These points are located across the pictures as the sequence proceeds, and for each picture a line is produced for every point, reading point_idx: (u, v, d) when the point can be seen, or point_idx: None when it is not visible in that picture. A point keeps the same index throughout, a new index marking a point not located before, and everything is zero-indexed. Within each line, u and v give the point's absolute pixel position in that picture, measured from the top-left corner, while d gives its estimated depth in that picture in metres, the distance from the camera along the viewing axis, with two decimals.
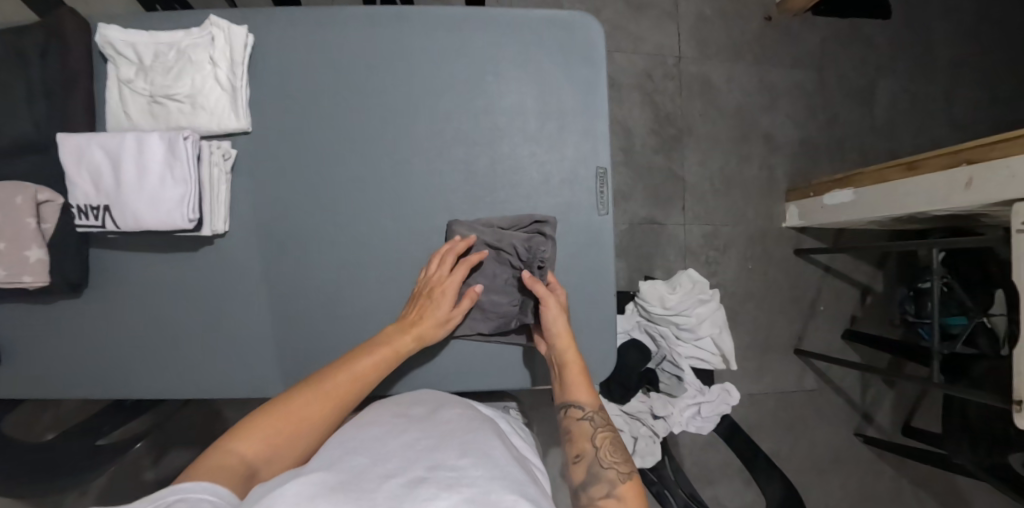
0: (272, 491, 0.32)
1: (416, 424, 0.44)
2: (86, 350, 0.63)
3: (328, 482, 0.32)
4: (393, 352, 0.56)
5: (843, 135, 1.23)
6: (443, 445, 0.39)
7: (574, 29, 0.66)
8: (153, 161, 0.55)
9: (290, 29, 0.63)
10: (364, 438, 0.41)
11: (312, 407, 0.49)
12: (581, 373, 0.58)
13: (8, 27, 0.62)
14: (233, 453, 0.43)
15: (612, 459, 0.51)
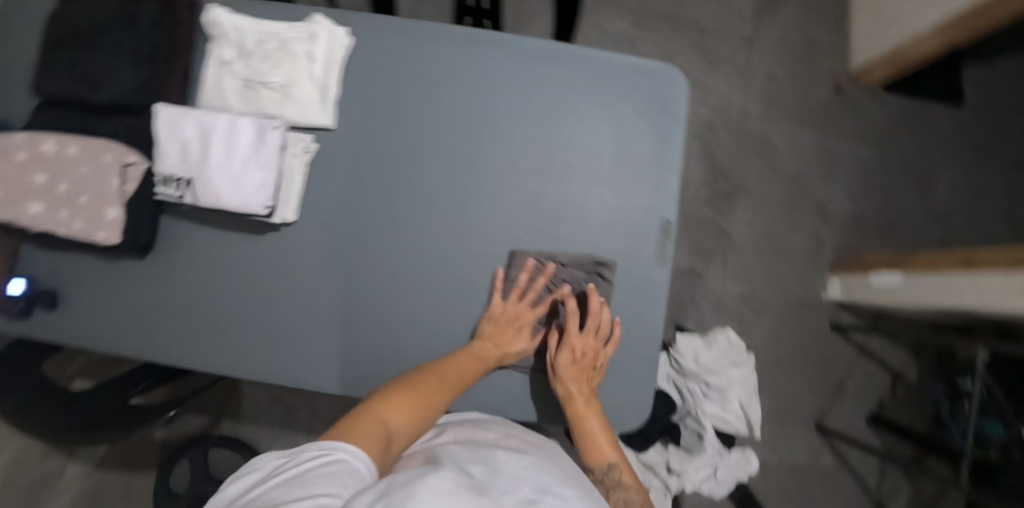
0: (417, 475, 0.35)
1: (511, 442, 0.49)
2: (139, 311, 0.66)
3: (460, 482, 0.35)
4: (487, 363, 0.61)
5: (899, 216, 1.20)
6: (543, 473, 0.42)
7: (660, 80, 0.67)
8: (241, 144, 0.57)
9: (388, 37, 0.65)
10: (471, 449, 0.44)
11: (432, 396, 0.54)
12: (595, 436, 0.60)
13: None
14: (380, 421, 0.47)
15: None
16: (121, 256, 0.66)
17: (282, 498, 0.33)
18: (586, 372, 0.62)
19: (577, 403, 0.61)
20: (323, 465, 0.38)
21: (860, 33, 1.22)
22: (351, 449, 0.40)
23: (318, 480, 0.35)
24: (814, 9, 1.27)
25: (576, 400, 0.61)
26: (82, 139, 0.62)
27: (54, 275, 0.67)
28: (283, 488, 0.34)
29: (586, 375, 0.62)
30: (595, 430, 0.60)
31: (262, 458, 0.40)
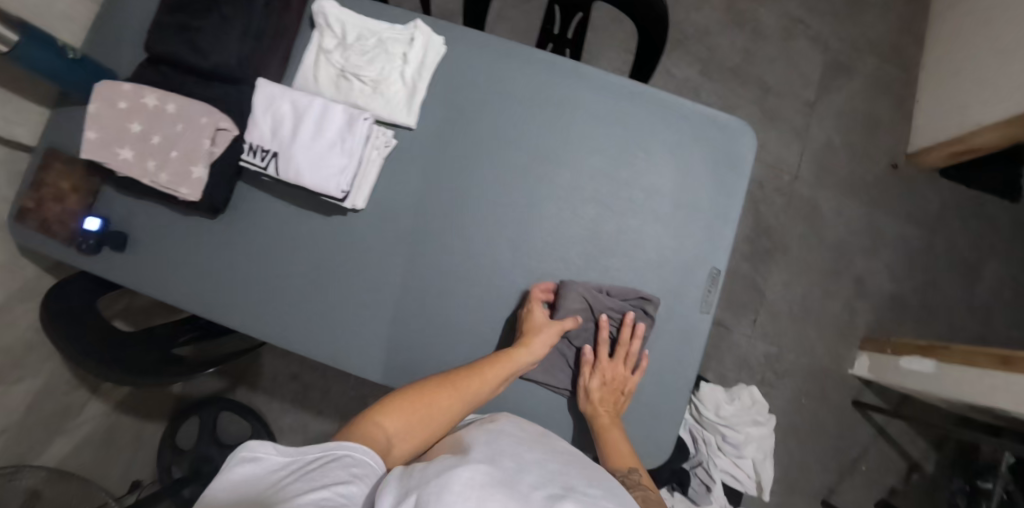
0: (451, 470, 0.38)
1: (540, 438, 0.50)
2: (202, 268, 0.69)
3: (492, 476, 0.38)
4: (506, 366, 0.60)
5: (938, 303, 1.18)
6: (576, 474, 0.43)
7: (730, 133, 0.70)
8: (330, 129, 0.60)
9: (478, 51, 0.68)
10: (502, 443, 0.46)
11: (439, 405, 0.56)
12: (619, 444, 0.61)
13: None
14: (378, 428, 0.51)
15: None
16: (195, 213, 0.70)
17: (306, 488, 0.36)
18: (614, 391, 0.64)
19: (603, 418, 0.63)
20: (329, 461, 0.41)
21: (923, 116, 1.23)
22: (353, 445, 0.44)
23: (338, 472, 0.40)
24: (880, 85, 1.28)
25: (603, 414, 0.63)
26: (182, 98, 0.65)
27: (127, 220, 0.71)
28: (300, 481, 0.38)
29: (616, 393, 0.64)
30: (619, 440, 0.62)
31: (260, 446, 0.41)
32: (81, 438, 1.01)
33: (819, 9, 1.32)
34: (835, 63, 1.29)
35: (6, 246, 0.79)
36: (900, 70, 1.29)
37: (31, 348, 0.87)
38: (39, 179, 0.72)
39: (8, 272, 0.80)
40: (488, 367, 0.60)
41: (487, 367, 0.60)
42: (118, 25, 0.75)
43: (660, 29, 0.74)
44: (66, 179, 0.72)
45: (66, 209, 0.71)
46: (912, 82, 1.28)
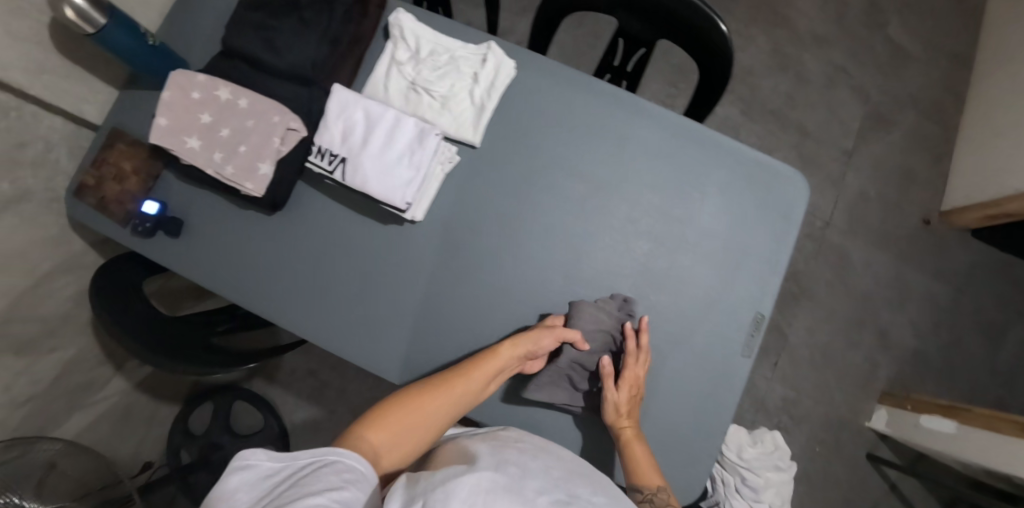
0: (456, 477, 0.38)
1: (540, 445, 0.51)
2: (254, 264, 0.70)
3: (497, 482, 0.39)
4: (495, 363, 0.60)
5: (960, 363, 1.18)
6: (567, 476, 0.44)
7: (783, 182, 0.71)
8: (401, 141, 0.61)
9: (545, 77, 0.70)
10: (505, 450, 0.47)
11: (431, 410, 0.55)
12: (646, 459, 0.61)
13: None
14: (366, 442, 0.49)
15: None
16: (252, 207, 0.71)
17: (302, 494, 0.35)
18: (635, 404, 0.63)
19: (628, 430, 0.62)
20: (323, 466, 0.40)
21: (959, 174, 1.24)
22: (345, 450, 0.43)
23: (333, 481, 0.38)
24: (918, 140, 1.29)
25: (628, 427, 0.63)
26: (254, 94, 0.67)
27: (185, 207, 0.71)
28: (295, 487, 0.36)
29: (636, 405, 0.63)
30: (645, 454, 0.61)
31: (252, 453, 0.40)
32: (99, 413, 1.02)
33: (863, 60, 1.34)
34: (875, 115, 1.31)
35: (58, 219, 0.81)
36: (939, 127, 1.30)
37: (67, 321, 0.88)
38: (103, 157, 0.73)
39: (57, 246, 0.82)
40: (475, 367, 0.59)
41: (473, 367, 0.60)
42: (195, 17, 0.77)
43: (723, 71, 0.76)
44: (130, 160, 0.73)
45: (127, 191, 0.72)
46: (950, 140, 1.29)
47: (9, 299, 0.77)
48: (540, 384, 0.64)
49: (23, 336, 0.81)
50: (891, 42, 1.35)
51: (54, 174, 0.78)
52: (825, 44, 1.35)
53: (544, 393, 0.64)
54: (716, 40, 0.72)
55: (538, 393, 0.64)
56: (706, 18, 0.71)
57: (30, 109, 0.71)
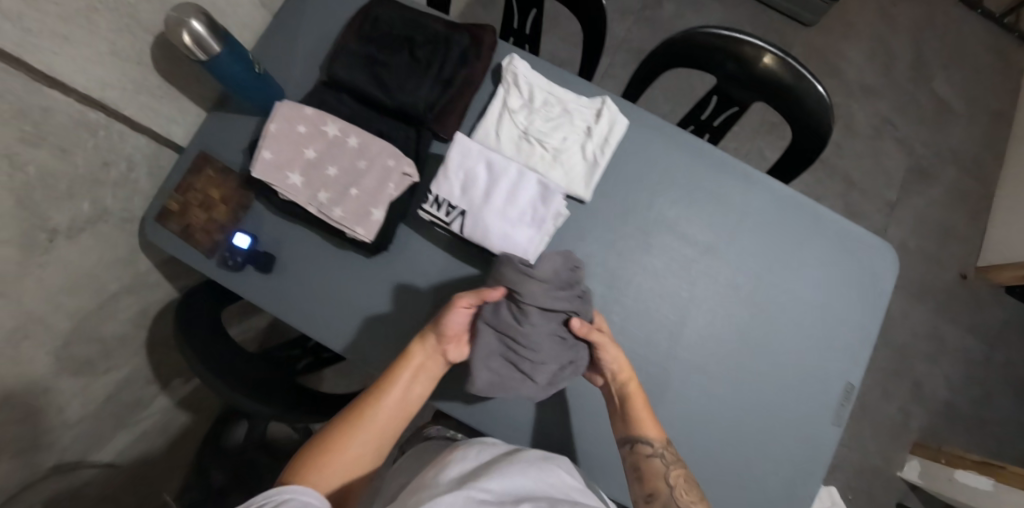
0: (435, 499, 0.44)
1: (502, 456, 0.57)
2: (352, 306, 0.67)
3: (475, 498, 0.45)
4: (415, 366, 0.59)
5: (992, 417, 1.21)
6: (526, 464, 0.53)
7: (876, 254, 0.72)
8: (524, 198, 0.60)
9: (654, 136, 0.70)
10: (473, 469, 0.52)
11: (365, 440, 0.56)
12: (646, 409, 0.60)
13: (444, 21, 0.71)
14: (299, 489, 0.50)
15: (687, 498, 0.56)
16: (348, 245, 0.69)
17: None
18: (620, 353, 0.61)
19: (633, 385, 0.60)
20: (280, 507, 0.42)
21: (997, 232, 1.28)
22: (294, 488, 0.45)
23: None
24: (957, 196, 1.33)
25: (633, 385, 0.60)
26: (366, 133, 0.65)
27: (276, 241, 0.69)
28: None
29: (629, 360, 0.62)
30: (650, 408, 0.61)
31: None
32: (138, 428, 1.01)
33: (909, 113, 1.37)
34: (919, 169, 1.34)
35: (129, 238, 0.79)
36: (978, 184, 1.34)
37: (124, 339, 0.87)
38: (189, 183, 0.72)
39: (125, 265, 0.80)
40: (394, 376, 0.58)
41: (392, 376, 0.58)
42: (290, 42, 0.75)
43: (818, 141, 0.76)
44: (216, 187, 0.71)
45: (214, 220, 0.70)
46: (988, 197, 1.33)
47: (76, 317, 0.75)
48: (477, 366, 0.56)
49: (82, 355, 0.80)
50: (936, 98, 1.39)
51: (132, 193, 0.76)
52: (873, 94, 1.38)
53: (489, 376, 0.57)
54: (816, 112, 0.73)
55: (479, 377, 0.57)
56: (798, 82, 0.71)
57: (119, 129, 0.69)
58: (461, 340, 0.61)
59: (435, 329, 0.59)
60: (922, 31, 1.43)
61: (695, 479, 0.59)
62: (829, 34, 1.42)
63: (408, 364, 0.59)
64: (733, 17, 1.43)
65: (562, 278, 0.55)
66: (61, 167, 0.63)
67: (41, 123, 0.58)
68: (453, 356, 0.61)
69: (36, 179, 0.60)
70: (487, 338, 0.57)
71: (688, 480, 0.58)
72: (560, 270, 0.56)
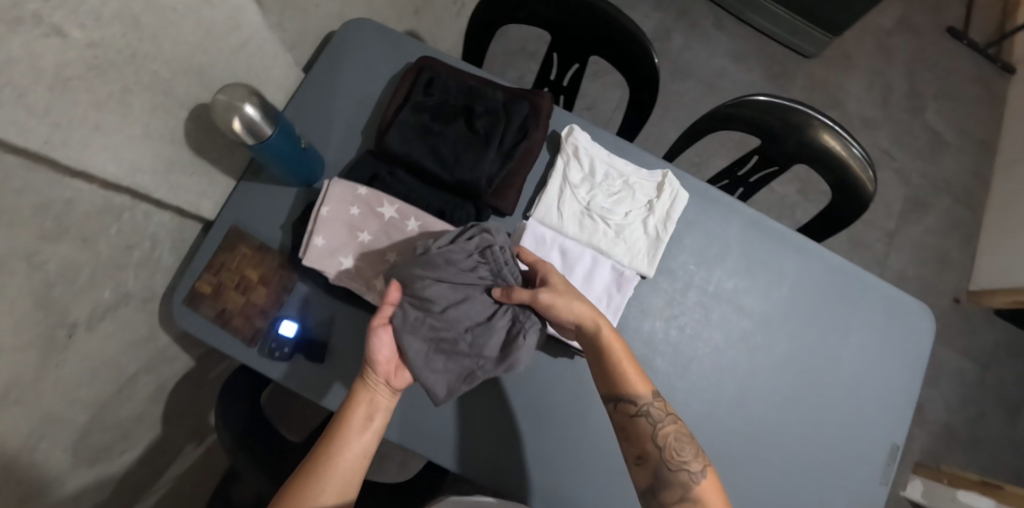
0: None
1: None
2: (417, 393, 0.63)
3: None
4: (369, 402, 0.55)
5: (984, 435, 1.29)
6: None
7: (918, 318, 0.74)
8: (597, 284, 0.65)
9: (709, 208, 0.71)
10: None
11: (326, 496, 0.49)
12: (628, 361, 0.57)
13: (500, 92, 0.68)
14: None
15: (679, 459, 0.53)
16: None
17: None
18: (578, 304, 0.58)
19: (606, 331, 0.57)
20: None
21: (986, 258, 1.35)
22: None
23: None
24: (950, 224, 1.40)
25: (607, 334, 0.57)
26: (427, 214, 0.62)
27: (326, 323, 0.65)
28: None
29: (590, 307, 0.59)
30: (631, 361, 0.57)
31: None
32: None
33: (905, 144, 1.43)
34: (916, 199, 1.40)
35: (150, 318, 0.73)
36: (969, 212, 1.41)
37: (139, 417, 0.81)
38: (221, 261, 0.66)
39: (144, 344, 0.74)
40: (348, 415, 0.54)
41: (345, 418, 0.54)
42: (331, 107, 0.72)
43: (857, 209, 0.76)
44: (253, 267, 0.66)
45: (253, 304, 0.65)
46: (978, 224, 1.41)
47: (93, 407, 0.69)
48: (424, 376, 0.55)
49: (97, 443, 0.73)
50: (929, 128, 1.45)
51: (156, 272, 0.70)
52: (872, 126, 1.43)
53: (444, 376, 0.57)
54: (856, 182, 0.73)
55: (436, 385, 0.56)
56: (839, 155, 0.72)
57: (143, 208, 0.62)
58: (397, 366, 0.57)
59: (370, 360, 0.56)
60: (914, 64, 1.50)
61: (689, 432, 0.56)
62: (830, 66, 1.46)
63: (357, 404, 0.55)
64: (739, 49, 1.45)
65: (448, 251, 0.56)
66: (84, 258, 0.57)
67: (63, 216, 0.51)
68: (398, 383, 0.57)
69: (57, 275, 0.54)
70: (415, 343, 0.55)
71: (682, 436, 0.55)
72: (442, 246, 0.56)
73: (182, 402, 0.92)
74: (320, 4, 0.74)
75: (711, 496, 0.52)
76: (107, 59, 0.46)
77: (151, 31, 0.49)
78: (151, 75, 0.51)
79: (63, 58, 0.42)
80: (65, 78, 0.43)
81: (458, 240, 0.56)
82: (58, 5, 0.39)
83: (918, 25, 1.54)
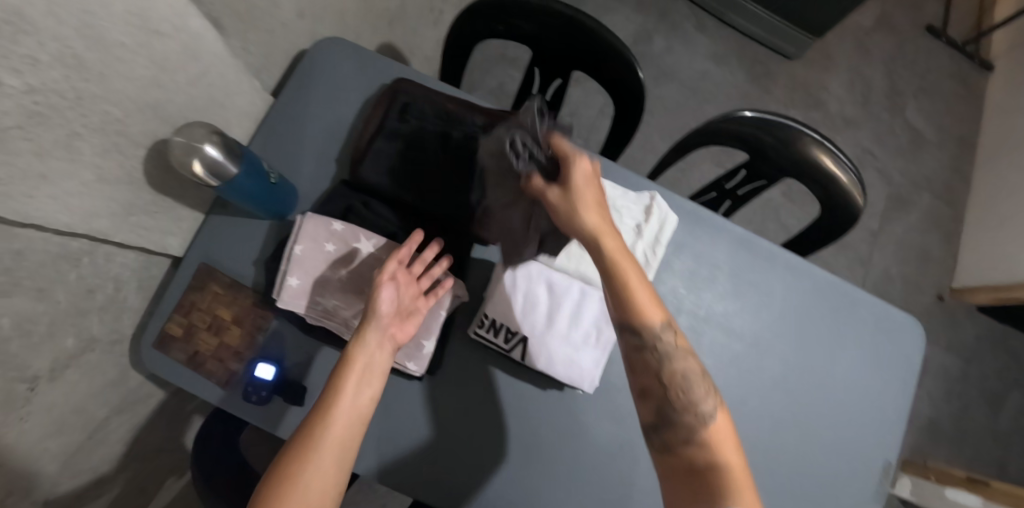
0: None
1: None
2: (405, 434, 0.60)
3: None
4: (367, 361, 0.51)
5: (968, 429, 1.31)
6: None
7: (907, 333, 0.75)
8: (588, 319, 0.61)
9: (698, 229, 0.71)
10: None
11: (324, 461, 0.45)
12: (637, 287, 0.54)
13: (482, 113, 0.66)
14: None
15: (684, 397, 0.52)
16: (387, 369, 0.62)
17: None
18: (588, 210, 0.55)
19: (611, 250, 0.54)
20: None
21: (967, 254, 1.37)
22: None
23: None
24: (933, 221, 1.41)
25: (610, 251, 0.54)
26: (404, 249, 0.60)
27: (306, 365, 0.63)
28: None
29: (604, 222, 0.56)
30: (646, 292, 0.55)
31: None
32: None
33: (887, 143, 1.44)
34: (897, 197, 1.41)
35: (118, 360, 0.69)
36: (950, 209, 1.42)
37: (112, 461, 0.77)
38: (191, 302, 0.63)
39: (114, 387, 0.71)
40: (345, 374, 0.50)
41: (342, 377, 0.50)
42: (301, 133, 0.69)
43: (844, 224, 0.76)
44: (226, 307, 0.63)
45: (227, 346, 0.62)
46: (959, 220, 1.42)
47: (62, 458, 0.65)
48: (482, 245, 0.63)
49: (69, 494, 0.70)
50: (909, 126, 1.46)
51: (121, 313, 0.66)
52: (853, 126, 1.43)
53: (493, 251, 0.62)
54: (843, 197, 0.72)
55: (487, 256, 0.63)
56: (822, 170, 0.71)
57: (104, 250, 0.59)
58: (400, 320, 0.56)
59: (369, 316, 0.53)
60: (894, 62, 1.50)
61: (701, 379, 0.53)
62: (810, 66, 1.46)
63: (354, 363, 0.51)
64: (721, 51, 1.44)
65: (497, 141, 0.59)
66: (40, 309, 0.53)
67: (14, 267, 0.47)
68: (397, 343, 0.55)
69: (11, 330, 0.50)
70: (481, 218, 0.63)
71: (693, 377, 0.53)
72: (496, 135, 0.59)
73: (159, 438, 0.88)
74: (286, 23, 0.70)
75: (715, 438, 0.49)
76: (50, 103, 0.42)
77: (98, 70, 0.45)
78: (102, 114, 0.48)
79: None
80: (3, 129, 0.39)
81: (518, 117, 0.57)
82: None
83: (897, 23, 1.54)
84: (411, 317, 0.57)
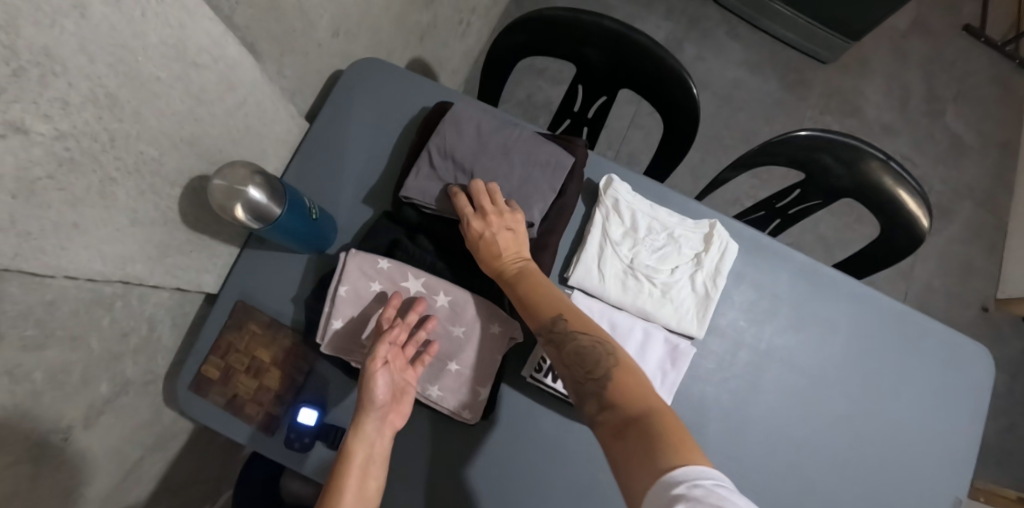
0: None
1: None
2: (453, 480, 0.57)
3: None
4: (367, 453, 0.48)
5: (1017, 448, 1.26)
6: None
7: (978, 361, 0.70)
8: (652, 357, 0.59)
9: (755, 255, 0.67)
10: None
11: None
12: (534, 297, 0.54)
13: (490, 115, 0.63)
14: None
15: (584, 371, 0.49)
16: (434, 413, 0.59)
17: None
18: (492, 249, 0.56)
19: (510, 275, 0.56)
20: None
21: (1012, 265, 1.31)
22: None
23: None
24: (975, 230, 1.35)
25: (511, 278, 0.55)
26: (456, 287, 0.57)
27: (349, 407, 0.60)
28: None
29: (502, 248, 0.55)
30: (543, 294, 0.54)
31: None
32: None
33: (926, 150, 1.38)
34: (938, 206, 1.36)
35: (152, 401, 0.67)
36: (993, 217, 1.37)
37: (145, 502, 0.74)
38: (229, 343, 0.60)
39: (148, 428, 0.68)
40: (347, 470, 0.46)
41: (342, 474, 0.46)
42: (340, 163, 0.66)
43: (904, 248, 0.72)
44: (265, 348, 0.60)
45: (267, 389, 0.59)
46: (1002, 229, 1.36)
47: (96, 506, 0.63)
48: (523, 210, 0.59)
49: None
50: (949, 132, 1.41)
51: (154, 353, 0.64)
52: (892, 133, 1.38)
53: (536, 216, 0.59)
54: (905, 221, 0.68)
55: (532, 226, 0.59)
56: (887, 191, 0.67)
57: (137, 292, 0.56)
58: (397, 401, 0.52)
59: (365, 404, 0.50)
60: (931, 66, 1.45)
61: (600, 355, 0.50)
62: (846, 71, 1.41)
63: (354, 458, 0.47)
64: (753, 58, 1.39)
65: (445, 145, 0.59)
66: (74, 359, 0.50)
67: (46, 319, 0.44)
68: (394, 426, 0.52)
69: (45, 383, 0.46)
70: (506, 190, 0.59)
71: (589, 347, 0.50)
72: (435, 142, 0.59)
73: (191, 473, 0.85)
74: (322, 45, 0.67)
75: (624, 394, 0.47)
76: (82, 147, 0.38)
77: (132, 108, 0.42)
78: (138, 155, 0.44)
79: (28, 158, 0.34)
80: (33, 179, 0.35)
81: (411, 171, 0.58)
82: (12, 97, 0.31)
83: (933, 24, 1.49)
84: (405, 396, 0.53)
